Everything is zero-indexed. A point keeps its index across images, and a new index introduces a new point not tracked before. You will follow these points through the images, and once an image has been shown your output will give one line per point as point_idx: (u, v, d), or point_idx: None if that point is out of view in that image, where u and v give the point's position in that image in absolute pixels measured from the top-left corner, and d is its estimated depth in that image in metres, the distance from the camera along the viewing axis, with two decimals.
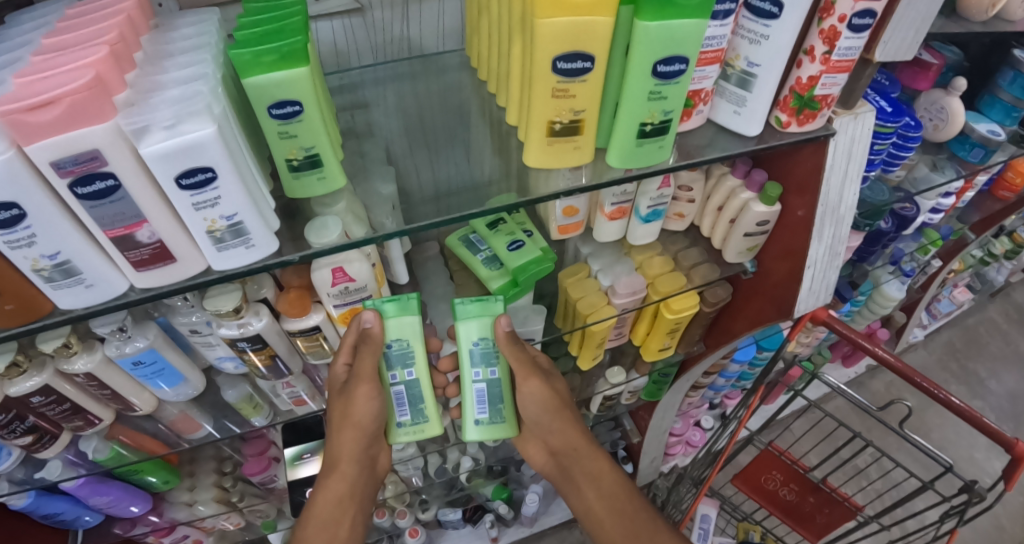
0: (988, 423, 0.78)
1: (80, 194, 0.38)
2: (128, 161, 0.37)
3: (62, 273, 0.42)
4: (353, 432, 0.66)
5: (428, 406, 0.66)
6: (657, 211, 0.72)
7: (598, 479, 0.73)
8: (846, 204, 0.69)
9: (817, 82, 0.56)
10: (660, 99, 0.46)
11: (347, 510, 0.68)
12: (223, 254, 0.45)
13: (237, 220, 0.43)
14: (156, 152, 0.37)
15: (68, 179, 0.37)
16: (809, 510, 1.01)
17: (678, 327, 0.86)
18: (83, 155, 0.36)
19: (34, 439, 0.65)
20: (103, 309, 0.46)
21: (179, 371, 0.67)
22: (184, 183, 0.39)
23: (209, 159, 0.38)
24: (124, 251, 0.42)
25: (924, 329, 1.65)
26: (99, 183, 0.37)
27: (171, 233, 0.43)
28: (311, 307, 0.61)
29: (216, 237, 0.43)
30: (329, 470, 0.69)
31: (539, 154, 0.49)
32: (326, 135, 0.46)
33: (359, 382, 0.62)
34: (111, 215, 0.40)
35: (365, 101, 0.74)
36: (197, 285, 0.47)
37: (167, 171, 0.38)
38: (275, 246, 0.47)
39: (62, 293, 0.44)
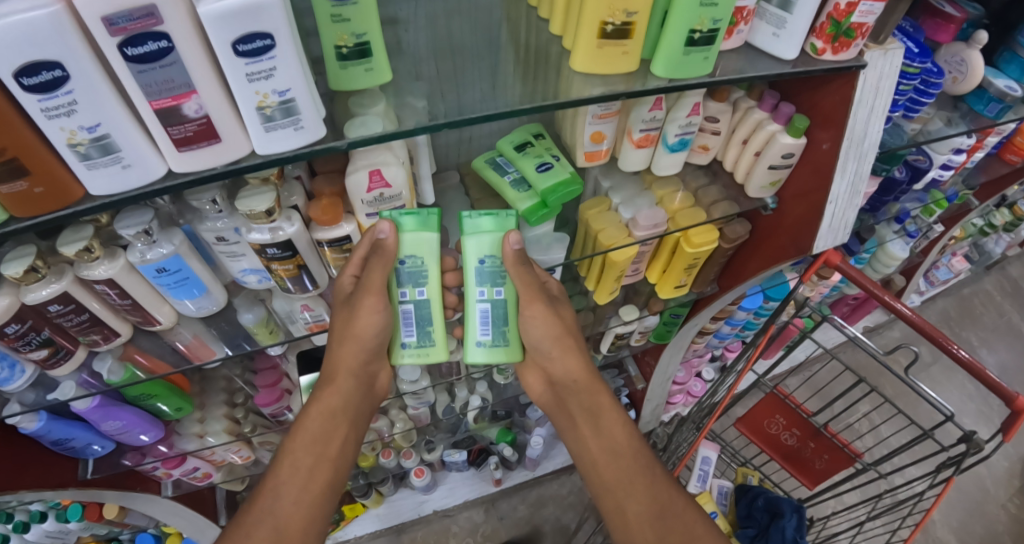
0: (993, 380, 0.80)
1: (130, 55, 0.35)
2: (183, 20, 0.35)
3: (99, 150, 0.40)
4: (353, 345, 0.66)
5: (435, 329, 0.68)
6: (683, 140, 0.74)
7: (600, 416, 0.75)
8: (870, 140, 0.70)
9: (856, 8, 0.55)
10: (710, 5, 0.47)
11: (339, 425, 0.70)
12: (271, 135, 0.41)
13: (288, 97, 0.39)
14: (216, 11, 0.33)
15: (119, 37, 0.34)
16: (808, 454, 1.06)
17: (696, 263, 0.89)
18: (138, 10, 0.33)
19: (48, 353, 0.65)
20: (138, 194, 0.44)
21: (201, 283, 0.65)
22: (241, 49, 0.35)
23: (270, 23, 0.34)
24: (167, 126, 0.39)
25: (923, 295, 1.71)
26: (152, 43, 0.34)
27: (219, 109, 0.39)
28: (342, 217, 0.60)
29: (265, 114, 0.40)
30: (324, 383, 0.70)
31: (587, 59, 0.50)
32: (379, 23, 0.44)
33: (366, 292, 0.62)
34: (159, 82, 0.37)
35: (394, 18, 0.71)
36: (239, 172, 0.44)
37: (224, 35, 0.34)
38: (324, 133, 0.43)
39: (97, 175, 0.42)
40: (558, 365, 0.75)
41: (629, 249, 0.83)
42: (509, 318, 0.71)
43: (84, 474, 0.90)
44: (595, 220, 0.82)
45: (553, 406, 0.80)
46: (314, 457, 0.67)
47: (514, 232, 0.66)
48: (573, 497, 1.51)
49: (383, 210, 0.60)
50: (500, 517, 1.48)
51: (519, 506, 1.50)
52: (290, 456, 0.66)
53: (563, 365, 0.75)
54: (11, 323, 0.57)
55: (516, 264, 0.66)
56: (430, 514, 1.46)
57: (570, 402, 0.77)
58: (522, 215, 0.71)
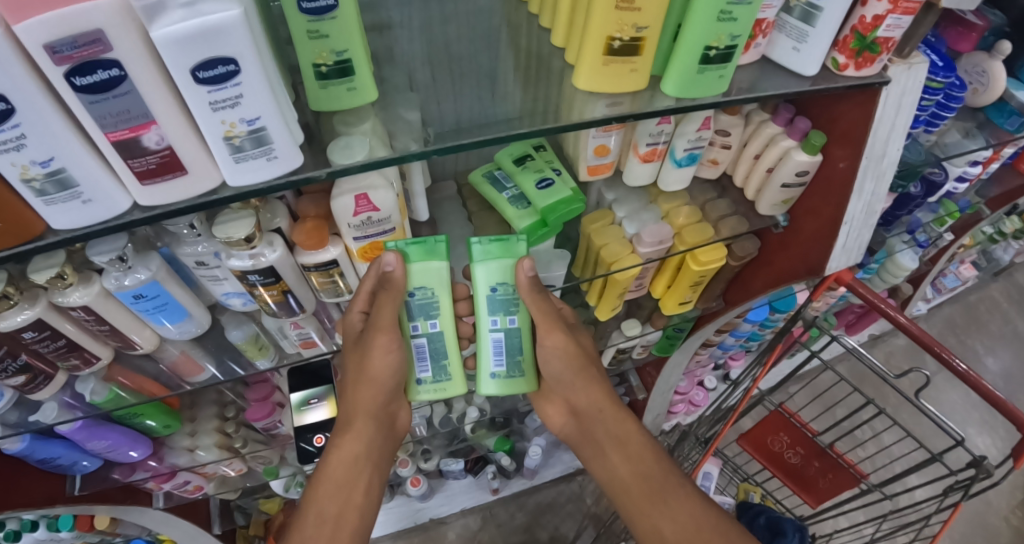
0: (988, 388, 0.87)
1: (79, 85, 0.32)
2: (136, 46, 0.31)
3: (55, 185, 0.37)
4: (370, 387, 0.67)
5: (451, 361, 0.67)
6: (692, 155, 0.70)
7: (627, 442, 0.75)
8: (889, 158, 0.66)
9: (882, 22, 0.51)
10: (729, 20, 0.43)
11: (362, 470, 0.68)
12: (241, 166, 0.39)
13: (258, 126, 0.37)
14: (171, 34, 0.30)
15: (65, 66, 0.31)
16: (813, 474, 1.03)
17: (701, 280, 0.85)
18: (84, 37, 0.30)
19: (28, 379, 0.63)
20: (105, 230, 0.42)
21: (183, 307, 0.62)
22: (201, 76, 0.33)
23: (232, 47, 0.32)
24: (127, 159, 0.37)
25: (928, 303, 1.67)
26: (101, 72, 0.31)
27: (182, 139, 0.37)
28: (328, 239, 0.57)
29: (234, 145, 0.37)
30: (343, 430, 0.69)
31: (592, 76, 0.46)
32: (361, 39, 0.39)
33: (376, 332, 0.63)
34: (113, 113, 0.34)
35: (388, 23, 0.69)
36: (209, 204, 0.42)
37: (181, 61, 0.31)
38: (299, 161, 0.41)
39: (56, 209, 0.39)
40: (576, 392, 0.77)
41: (631, 262, 0.78)
42: (524, 347, 0.69)
43: (72, 490, 0.86)
44: (598, 235, 0.78)
45: (576, 437, 0.81)
46: (340, 505, 0.65)
47: (526, 260, 0.64)
48: (571, 505, 1.46)
49: (370, 235, 0.56)
50: (498, 525, 1.42)
51: (517, 514, 1.44)
52: (315, 505, 0.64)
53: (579, 386, 0.76)
54: None
55: (530, 291, 0.65)
56: (427, 522, 1.41)
57: (594, 429, 0.77)
58: (521, 234, 0.68)
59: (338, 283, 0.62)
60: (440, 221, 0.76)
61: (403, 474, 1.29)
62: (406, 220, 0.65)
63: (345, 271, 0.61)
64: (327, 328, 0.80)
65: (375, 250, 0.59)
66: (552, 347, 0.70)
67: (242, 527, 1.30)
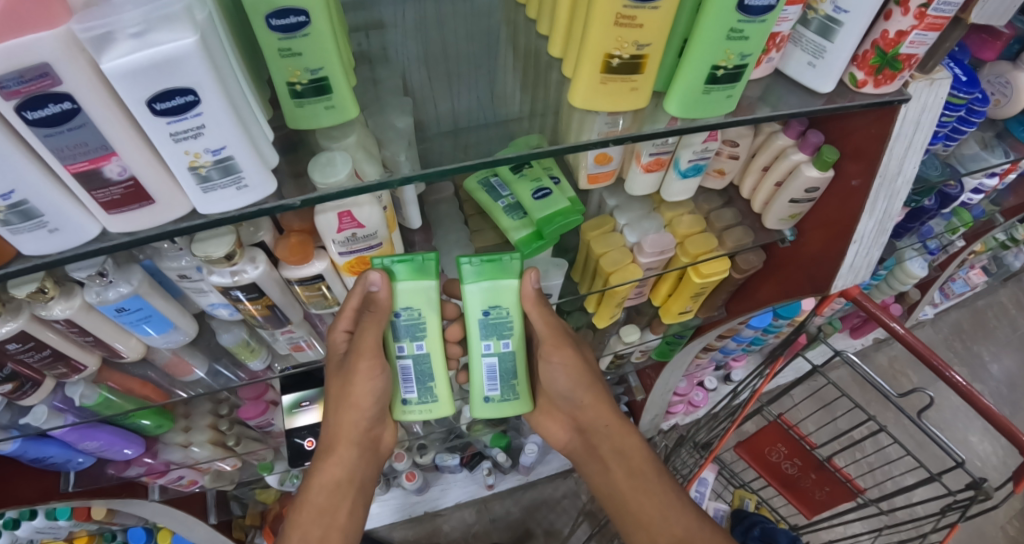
0: (987, 405, 0.85)
1: (31, 119, 0.30)
2: (87, 77, 0.30)
3: (19, 216, 0.35)
4: (353, 413, 0.68)
5: (438, 384, 0.66)
6: (697, 166, 0.67)
7: (630, 457, 0.73)
8: (904, 177, 0.64)
9: (906, 38, 0.49)
10: (740, 38, 0.40)
11: (345, 494, 0.70)
12: (210, 195, 0.38)
13: (225, 155, 0.36)
14: (122, 67, 0.29)
15: (14, 100, 0.29)
16: (809, 485, 1.01)
17: (703, 291, 0.83)
18: (30, 71, 0.28)
19: (14, 386, 0.62)
20: (78, 256, 0.40)
21: (168, 318, 0.61)
22: (159, 108, 0.31)
23: (190, 78, 0.30)
24: (91, 190, 0.35)
25: (935, 307, 1.63)
26: (53, 105, 0.30)
27: (146, 168, 0.35)
28: (313, 253, 0.56)
29: (200, 174, 0.36)
30: (326, 453, 0.70)
31: (590, 93, 0.43)
32: (336, 55, 0.39)
33: (358, 356, 0.62)
34: (70, 146, 0.32)
35: (381, 21, 0.66)
36: (181, 231, 0.40)
37: (136, 93, 0.30)
38: (273, 187, 0.40)
39: (23, 239, 0.37)
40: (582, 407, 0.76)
41: (629, 271, 0.76)
42: (518, 372, 0.68)
43: (66, 486, 0.86)
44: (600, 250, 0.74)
45: (582, 453, 0.79)
46: (323, 529, 0.67)
47: (531, 271, 0.63)
48: (567, 501, 1.45)
49: (356, 250, 0.55)
50: (491, 519, 1.43)
51: (512, 509, 1.44)
52: (298, 529, 0.67)
53: (587, 397, 0.75)
54: None
55: (535, 305, 0.64)
56: (422, 514, 1.38)
57: (599, 446, 0.76)
58: (517, 247, 0.66)
59: (325, 296, 0.61)
60: (434, 228, 0.74)
61: (399, 469, 1.27)
62: (396, 230, 0.62)
63: (332, 284, 0.60)
64: (319, 332, 0.78)
65: (362, 264, 0.58)
66: (558, 363, 0.71)
67: (238, 517, 1.30)
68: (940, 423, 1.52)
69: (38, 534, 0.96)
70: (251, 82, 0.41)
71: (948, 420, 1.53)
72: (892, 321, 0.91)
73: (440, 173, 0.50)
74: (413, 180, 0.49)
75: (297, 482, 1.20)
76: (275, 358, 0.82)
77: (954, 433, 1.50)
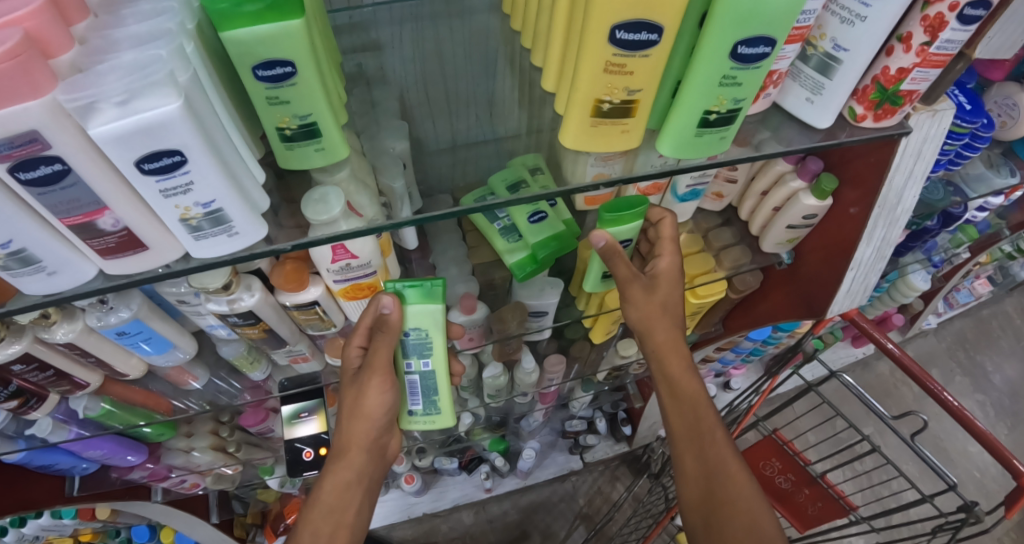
0: (978, 427, 0.84)
1: (24, 179, 0.34)
2: (75, 140, 0.33)
3: (19, 262, 0.39)
4: (365, 422, 0.67)
5: (441, 398, 0.68)
6: (695, 191, 0.66)
7: (677, 386, 0.70)
8: (903, 205, 0.63)
9: (907, 75, 0.48)
10: (733, 85, 0.39)
11: (354, 494, 0.69)
12: (202, 242, 0.42)
13: (215, 207, 0.40)
14: (109, 133, 0.33)
15: (7, 163, 0.33)
16: (802, 500, 1.02)
17: (700, 310, 0.83)
18: (20, 137, 0.32)
19: (19, 402, 0.64)
20: (73, 295, 0.44)
21: (168, 339, 0.64)
22: (147, 168, 0.35)
23: (176, 141, 0.34)
24: (87, 239, 0.39)
25: (939, 316, 1.62)
26: (45, 167, 0.34)
27: (137, 219, 0.39)
28: (309, 280, 0.58)
29: (192, 225, 0.40)
30: (338, 457, 0.70)
31: (579, 136, 0.42)
32: (323, 101, 0.40)
33: (371, 373, 0.63)
34: (64, 203, 0.36)
35: (378, 43, 0.67)
36: (173, 272, 0.45)
37: (126, 156, 0.34)
38: (262, 231, 0.44)
39: (24, 281, 0.41)
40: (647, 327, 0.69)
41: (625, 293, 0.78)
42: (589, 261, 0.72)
43: (71, 491, 0.89)
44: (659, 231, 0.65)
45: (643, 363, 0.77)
46: (332, 526, 0.67)
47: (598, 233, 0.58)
48: (564, 504, 1.46)
49: (351, 279, 0.57)
50: (489, 520, 1.44)
51: (510, 511, 1.45)
52: (308, 526, 0.66)
53: (658, 331, 0.69)
54: None
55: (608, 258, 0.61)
56: (421, 515, 1.39)
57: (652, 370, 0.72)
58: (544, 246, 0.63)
59: (321, 318, 0.63)
60: (432, 245, 0.75)
61: (398, 471, 1.29)
62: (391, 253, 0.63)
63: (328, 308, 0.62)
64: (318, 345, 0.79)
65: (358, 291, 0.60)
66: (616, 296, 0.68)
67: (240, 514, 1.33)
68: (940, 433, 1.51)
69: (44, 532, 1.01)
70: (240, 127, 0.43)
71: (950, 430, 1.52)
72: (885, 338, 0.91)
73: (437, 217, 0.51)
74: (411, 224, 0.51)
75: (297, 484, 1.22)
76: (274, 369, 0.85)
77: (954, 444, 1.50)
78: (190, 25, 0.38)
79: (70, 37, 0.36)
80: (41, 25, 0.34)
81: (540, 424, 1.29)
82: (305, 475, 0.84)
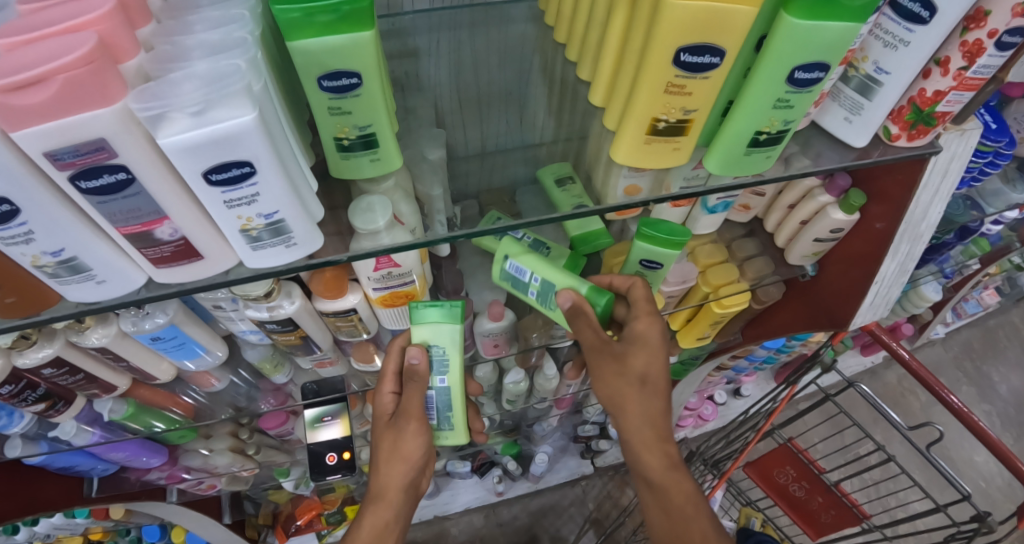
0: (987, 433, 0.85)
1: (85, 187, 0.35)
2: (141, 149, 0.34)
3: (69, 270, 0.40)
4: (402, 466, 0.68)
5: (455, 414, 0.67)
6: (725, 203, 0.67)
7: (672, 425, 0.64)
8: (928, 221, 0.65)
9: (943, 98, 0.49)
10: (785, 107, 0.40)
11: (391, 537, 0.69)
12: (259, 252, 0.43)
13: (276, 218, 0.40)
14: (180, 144, 0.33)
15: (69, 171, 0.34)
16: (815, 508, 1.04)
17: (722, 319, 0.83)
18: (87, 146, 0.32)
19: (47, 405, 0.65)
20: (119, 302, 0.45)
21: (200, 343, 0.65)
22: (215, 178, 0.36)
23: (248, 153, 0.35)
24: (142, 247, 0.40)
25: (947, 326, 1.63)
26: (107, 176, 0.34)
27: (195, 229, 0.40)
28: (347, 287, 0.59)
29: (251, 235, 0.41)
30: (376, 498, 0.69)
31: (631, 153, 0.43)
32: (383, 113, 0.41)
33: (408, 418, 0.66)
34: (124, 211, 0.37)
35: (415, 50, 0.68)
36: (224, 282, 0.45)
37: (195, 166, 0.35)
38: (317, 242, 0.45)
39: (71, 288, 0.42)
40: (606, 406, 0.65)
41: (654, 303, 0.77)
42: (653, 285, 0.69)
43: (89, 492, 0.90)
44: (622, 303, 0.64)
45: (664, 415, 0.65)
46: None
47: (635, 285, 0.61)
48: (574, 508, 1.46)
49: (390, 286, 0.58)
50: (499, 523, 1.44)
51: (520, 515, 1.45)
52: None
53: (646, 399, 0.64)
54: (5, 385, 0.56)
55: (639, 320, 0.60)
56: (431, 518, 1.40)
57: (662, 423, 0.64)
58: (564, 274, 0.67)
59: (356, 325, 0.65)
60: (460, 252, 0.75)
61: None
62: (426, 262, 0.64)
63: (363, 315, 0.64)
64: (343, 350, 0.79)
65: (394, 299, 0.61)
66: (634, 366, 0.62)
67: (250, 516, 1.33)
68: (947, 443, 1.53)
69: (56, 530, 1.01)
70: (296, 134, 0.44)
71: (957, 440, 1.53)
72: (897, 346, 0.93)
73: (479, 230, 0.52)
74: (453, 240, 0.53)
75: (310, 486, 1.22)
76: (297, 372, 0.86)
77: (960, 454, 1.51)
78: (257, 32, 0.39)
79: (137, 42, 0.37)
80: (112, 29, 0.34)
81: (551, 429, 1.30)
82: (328, 480, 0.81)
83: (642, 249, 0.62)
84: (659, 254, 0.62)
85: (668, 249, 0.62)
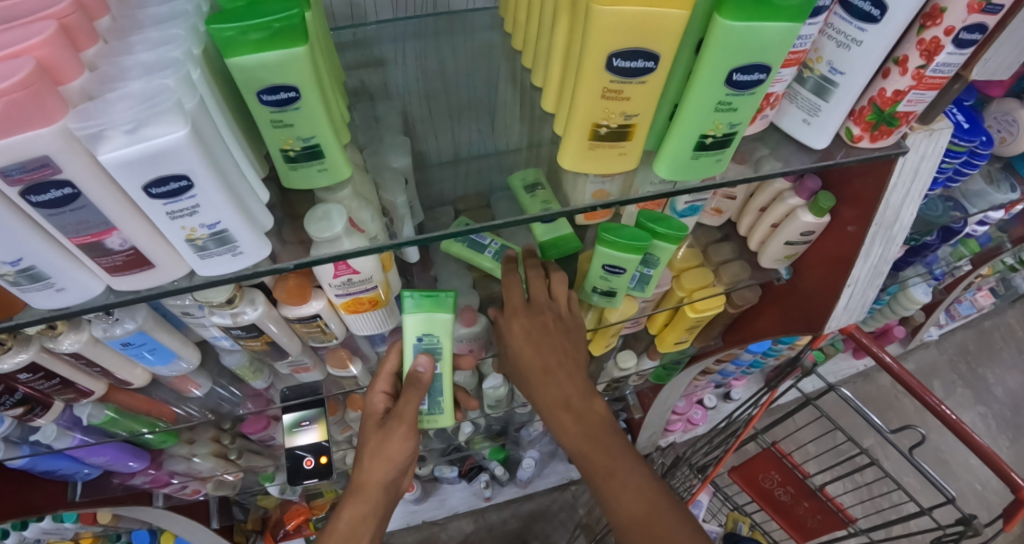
0: (978, 441, 0.83)
1: (35, 201, 0.35)
2: (84, 163, 0.34)
3: (28, 278, 0.40)
4: (384, 464, 0.69)
5: (445, 398, 0.70)
6: (694, 207, 0.66)
7: None
8: (902, 223, 0.64)
9: (903, 97, 0.49)
10: (728, 110, 0.40)
11: (367, 530, 0.69)
12: (208, 260, 0.43)
13: (220, 228, 0.41)
14: (118, 160, 0.33)
15: (19, 187, 0.34)
16: (801, 513, 1.03)
17: (699, 323, 0.83)
18: (31, 162, 0.33)
19: (25, 410, 0.65)
20: (78, 310, 0.45)
21: (172, 349, 0.65)
22: (155, 191, 0.36)
23: (184, 166, 0.35)
24: (96, 257, 0.40)
25: (941, 328, 1.62)
26: (55, 190, 0.34)
27: (144, 239, 0.40)
28: (311, 294, 0.59)
29: (198, 245, 0.41)
30: (354, 491, 0.70)
31: (578, 159, 0.43)
32: (327, 124, 0.41)
33: (400, 421, 0.67)
34: (74, 223, 0.37)
35: (381, 59, 0.68)
36: (180, 290, 0.46)
37: (134, 180, 0.35)
38: (266, 250, 0.45)
39: (32, 296, 0.42)
40: None
41: (628, 307, 0.76)
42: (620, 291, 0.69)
43: (73, 497, 0.91)
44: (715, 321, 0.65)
45: None
46: None
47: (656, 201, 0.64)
48: (565, 513, 1.45)
49: (353, 292, 0.58)
50: (488, 527, 1.43)
51: (510, 519, 1.44)
52: None
53: None
54: None
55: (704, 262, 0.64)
56: (420, 523, 1.39)
57: None
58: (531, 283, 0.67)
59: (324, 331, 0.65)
60: (433, 258, 0.75)
61: None
62: (393, 267, 0.64)
63: (330, 321, 0.64)
64: (320, 355, 0.80)
65: (359, 305, 0.60)
66: None
67: (240, 521, 1.33)
68: (940, 446, 1.51)
69: (44, 534, 1.00)
70: (245, 148, 0.44)
71: (952, 442, 1.51)
72: (881, 351, 0.92)
73: (436, 236, 0.52)
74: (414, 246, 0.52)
75: (297, 490, 1.23)
76: (276, 378, 0.85)
77: (955, 457, 1.50)
78: (197, 50, 0.39)
79: (81, 64, 0.37)
80: (53, 53, 0.34)
81: (539, 434, 1.29)
82: (305, 485, 0.80)
83: (605, 253, 0.62)
84: (626, 259, 0.62)
85: (631, 254, 0.61)
